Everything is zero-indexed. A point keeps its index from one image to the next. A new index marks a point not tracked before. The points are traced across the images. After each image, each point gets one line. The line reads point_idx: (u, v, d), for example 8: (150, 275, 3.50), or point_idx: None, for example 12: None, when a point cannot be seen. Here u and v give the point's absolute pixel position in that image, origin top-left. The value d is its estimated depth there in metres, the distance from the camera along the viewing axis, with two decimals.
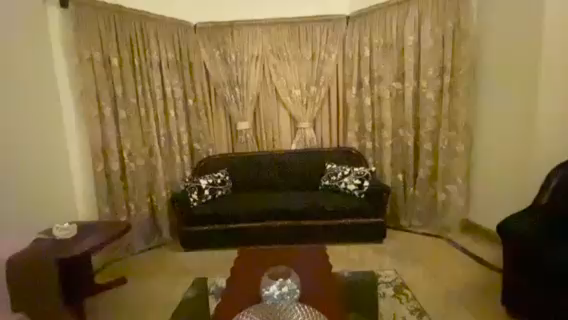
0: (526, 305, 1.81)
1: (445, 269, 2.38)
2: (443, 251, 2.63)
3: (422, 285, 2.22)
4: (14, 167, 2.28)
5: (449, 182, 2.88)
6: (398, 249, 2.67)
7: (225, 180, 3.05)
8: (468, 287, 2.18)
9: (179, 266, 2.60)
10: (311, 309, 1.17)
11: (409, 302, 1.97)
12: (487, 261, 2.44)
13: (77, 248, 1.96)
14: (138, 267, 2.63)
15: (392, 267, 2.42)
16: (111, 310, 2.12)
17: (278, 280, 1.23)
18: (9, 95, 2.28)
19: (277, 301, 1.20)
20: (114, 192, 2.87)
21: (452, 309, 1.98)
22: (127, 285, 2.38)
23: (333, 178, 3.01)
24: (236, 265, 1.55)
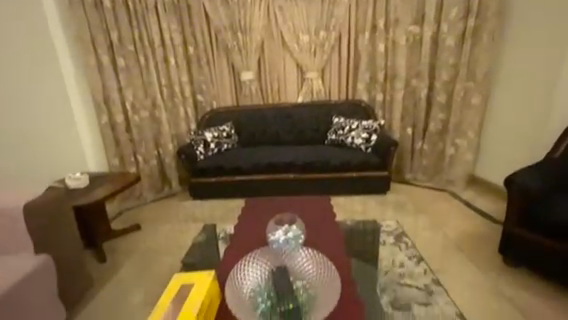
0: (521, 255, 1.87)
1: (446, 220, 2.44)
2: (446, 203, 2.67)
3: (422, 233, 2.30)
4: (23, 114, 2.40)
5: (460, 136, 2.82)
6: (401, 201, 2.73)
7: (230, 134, 3.03)
8: (466, 235, 2.27)
9: (189, 214, 2.72)
10: (315, 253, 1.18)
11: (408, 249, 2.08)
12: (488, 214, 2.50)
13: (91, 197, 2.21)
14: (150, 214, 2.78)
15: (393, 217, 2.51)
16: (128, 252, 2.30)
17: (284, 226, 1.26)
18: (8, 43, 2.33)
19: (283, 245, 1.22)
20: (121, 144, 2.94)
21: (446, 253, 2.10)
22: (141, 230, 2.55)
23: (340, 133, 2.95)
24: (244, 214, 1.59)
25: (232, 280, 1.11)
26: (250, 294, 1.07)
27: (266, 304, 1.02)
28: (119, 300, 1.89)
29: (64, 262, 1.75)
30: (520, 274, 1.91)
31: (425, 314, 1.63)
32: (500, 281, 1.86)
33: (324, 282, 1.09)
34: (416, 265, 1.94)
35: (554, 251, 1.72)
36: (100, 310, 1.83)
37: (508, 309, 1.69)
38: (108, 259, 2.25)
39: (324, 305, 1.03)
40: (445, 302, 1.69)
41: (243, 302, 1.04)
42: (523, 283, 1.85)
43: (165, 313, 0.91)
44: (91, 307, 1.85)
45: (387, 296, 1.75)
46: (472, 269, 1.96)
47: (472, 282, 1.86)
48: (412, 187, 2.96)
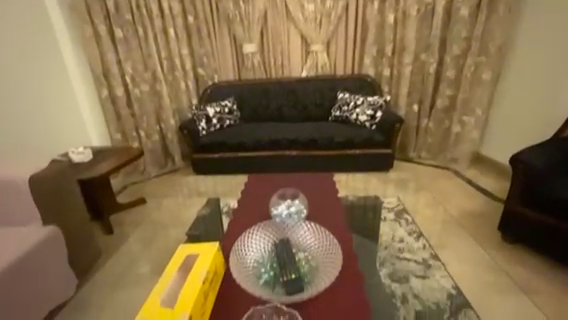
0: (520, 232, 1.88)
1: (448, 198, 2.46)
2: (448, 182, 2.67)
3: (423, 210, 2.33)
4: (27, 86, 2.36)
5: (467, 113, 2.76)
6: (404, 179, 2.73)
7: (233, 109, 2.98)
8: (466, 212, 2.29)
9: (193, 189, 2.75)
10: (318, 226, 1.21)
11: (408, 225, 2.12)
12: (490, 192, 2.50)
13: (95, 171, 2.23)
14: (154, 189, 2.81)
15: (395, 194, 2.52)
16: (135, 224, 2.36)
17: (287, 201, 1.28)
18: (8, 11, 2.24)
19: (286, 220, 1.25)
20: (122, 118, 2.92)
21: (446, 229, 2.13)
22: (145, 204, 2.60)
23: (344, 109, 2.90)
24: (246, 189, 1.61)
25: (235, 252, 1.13)
26: (254, 265, 1.08)
27: (270, 273, 1.03)
28: (126, 268, 1.96)
29: (71, 234, 1.80)
30: (517, 250, 1.94)
31: (423, 286, 1.67)
32: (497, 257, 1.90)
33: (325, 254, 1.12)
34: (415, 240, 1.98)
35: (554, 228, 1.75)
36: (109, 278, 1.90)
37: (503, 283, 1.73)
38: (115, 231, 2.31)
39: (326, 274, 1.03)
40: (442, 276, 1.73)
41: (246, 272, 1.05)
42: (520, 258, 1.88)
43: (172, 279, 0.93)
44: (100, 275, 1.93)
45: (386, 269, 1.81)
46: (470, 244, 1.99)
47: (469, 257, 1.90)
48: (415, 165, 2.94)
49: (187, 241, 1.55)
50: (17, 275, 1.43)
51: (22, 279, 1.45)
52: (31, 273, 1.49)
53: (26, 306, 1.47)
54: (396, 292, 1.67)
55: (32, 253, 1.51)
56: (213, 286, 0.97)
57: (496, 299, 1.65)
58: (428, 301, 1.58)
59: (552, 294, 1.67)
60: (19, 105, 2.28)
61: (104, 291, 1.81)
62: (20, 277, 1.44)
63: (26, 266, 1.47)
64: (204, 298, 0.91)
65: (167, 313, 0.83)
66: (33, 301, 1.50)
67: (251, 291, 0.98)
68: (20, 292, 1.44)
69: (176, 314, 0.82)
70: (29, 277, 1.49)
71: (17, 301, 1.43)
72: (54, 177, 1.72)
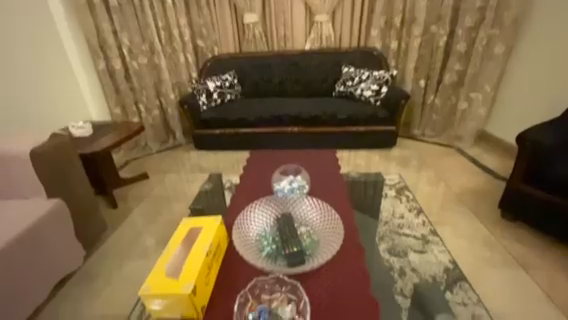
0: (520, 209, 1.90)
1: (450, 176, 2.45)
2: (451, 160, 2.65)
3: (424, 188, 2.33)
4: (25, 57, 2.30)
5: (475, 89, 2.67)
6: (406, 156, 2.71)
7: (233, 83, 2.90)
8: (467, 190, 2.30)
9: (195, 165, 2.74)
10: (320, 202, 1.21)
11: (409, 201, 2.14)
12: (493, 171, 2.48)
13: (95, 145, 2.21)
14: (156, 164, 2.81)
15: (397, 171, 2.51)
16: (138, 198, 2.39)
17: (289, 177, 1.26)
18: None
19: (288, 194, 1.25)
20: (121, 93, 2.86)
21: (447, 206, 2.14)
22: (148, 179, 2.61)
23: (349, 84, 2.81)
24: (248, 165, 1.59)
25: (238, 225, 1.13)
26: (256, 239, 1.09)
27: (272, 246, 1.04)
28: (131, 240, 2.00)
29: (76, 207, 1.83)
30: (516, 227, 1.96)
31: (420, 260, 1.72)
32: (495, 233, 1.92)
33: (327, 229, 1.12)
34: (415, 217, 2.01)
35: (554, 205, 1.76)
36: (114, 249, 1.95)
37: (500, 257, 1.76)
38: (120, 205, 2.34)
39: (327, 249, 1.04)
40: (440, 252, 1.76)
41: (249, 246, 1.06)
42: (518, 235, 1.90)
43: (176, 251, 0.95)
44: (106, 246, 1.98)
45: (386, 244, 1.84)
46: (470, 221, 2.01)
47: (467, 233, 1.93)
48: (419, 143, 2.90)
49: (190, 215, 1.55)
50: (22, 247, 1.45)
51: (28, 251, 1.48)
52: (37, 245, 1.52)
53: (35, 277, 1.51)
54: (394, 266, 1.70)
55: (36, 226, 1.52)
56: (217, 258, 0.99)
57: (491, 273, 1.68)
58: (425, 274, 1.62)
59: (547, 268, 1.70)
60: (19, 76, 2.24)
61: (112, 261, 1.86)
62: (26, 249, 1.47)
63: (31, 238, 1.49)
64: (208, 269, 0.93)
65: (173, 282, 0.85)
66: (41, 272, 1.54)
67: (253, 262, 0.99)
68: (27, 263, 1.47)
69: (181, 283, 0.84)
70: (36, 249, 1.51)
71: (25, 272, 1.47)
72: (54, 151, 1.71)
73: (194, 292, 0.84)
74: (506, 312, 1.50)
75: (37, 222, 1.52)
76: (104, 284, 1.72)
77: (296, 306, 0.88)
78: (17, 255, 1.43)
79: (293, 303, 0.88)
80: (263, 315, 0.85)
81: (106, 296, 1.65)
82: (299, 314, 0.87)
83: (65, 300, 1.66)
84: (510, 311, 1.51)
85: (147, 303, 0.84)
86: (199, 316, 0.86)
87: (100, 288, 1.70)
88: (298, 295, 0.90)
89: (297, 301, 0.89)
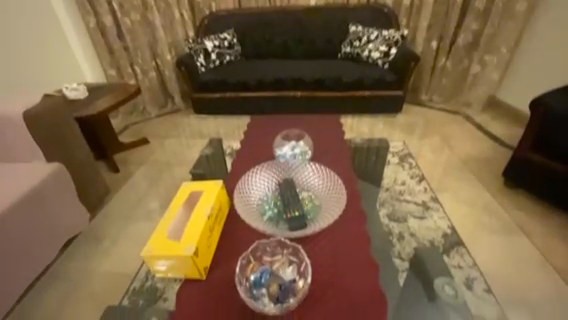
0: (524, 177, 1.88)
1: (456, 143, 2.39)
2: (458, 127, 2.57)
3: (428, 155, 2.29)
4: (9, 10, 2.15)
5: (490, 52, 2.52)
6: (412, 123, 2.63)
7: (233, 43, 2.74)
8: (471, 157, 2.26)
9: (196, 131, 2.69)
10: (322, 167, 1.19)
11: (412, 169, 2.13)
12: (500, 138, 2.41)
13: (91, 109, 2.14)
14: (155, 129, 2.76)
15: (401, 138, 2.46)
16: (139, 164, 2.38)
17: (291, 143, 1.25)
18: None
19: (290, 160, 1.23)
20: (115, 54, 2.71)
21: (449, 173, 2.12)
22: (148, 145, 2.58)
23: (356, 45, 2.64)
24: (250, 130, 1.55)
25: (238, 190, 1.12)
26: (258, 203, 1.08)
27: (273, 210, 1.03)
28: (135, 204, 2.02)
29: (78, 170, 1.83)
30: (518, 196, 1.95)
31: (419, 226, 1.76)
32: (497, 201, 1.92)
33: (329, 194, 1.11)
34: (417, 183, 2.01)
35: (552, 170, 1.76)
36: (118, 212, 1.98)
37: (499, 224, 1.78)
38: (121, 170, 2.34)
39: (329, 213, 1.03)
40: (440, 218, 1.80)
41: (251, 209, 1.05)
42: (519, 203, 1.90)
43: (177, 214, 0.94)
44: (110, 210, 2.00)
45: (386, 210, 1.86)
46: (471, 188, 2.01)
47: (468, 200, 1.93)
48: (426, 110, 2.80)
49: (191, 179, 1.54)
50: (23, 210, 1.45)
51: (29, 216, 1.48)
52: (37, 210, 1.52)
53: (40, 240, 1.53)
54: (393, 231, 1.73)
55: (34, 192, 1.51)
56: (218, 222, 0.98)
57: (488, 238, 1.71)
58: (423, 240, 1.68)
59: (546, 234, 1.72)
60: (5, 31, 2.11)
61: (117, 223, 1.90)
62: (26, 214, 1.47)
63: (31, 204, 1.49)
64: (210, 232, 0.93)
65: (174, 244, 0.85)
66: (45, 236, 1.56)
67: (255, 225, 0.99)
68: (29, 228, 1.48)
69: (183, 245, 0.84)
70: (36, 214, 1.51)
71: (29, 236, 1.48)
72: (47, 114, 1.67)
73: (196, 254, 0.84)
74: (500, 273, 1.56)
75: (34, 188, 1.51)
76: (110, 245, 1.77)
77: (297, 267, 0.88)
78: (17, 220, 1.43)
79: (295, 265, 0.88)
80: (264, 276, 0.85)
81: (112, 256, 1.71)
82: (300, 275, 0.86)
83: (74, 259, 1.72)
84: (506, 275, 1.55)
85: (151, 263, 0.86)
86: (202, 276, 0.88)
87: (106, 249, 1.75)
88: (299, 257, 0.90)
89: (299, 263, 0.89)
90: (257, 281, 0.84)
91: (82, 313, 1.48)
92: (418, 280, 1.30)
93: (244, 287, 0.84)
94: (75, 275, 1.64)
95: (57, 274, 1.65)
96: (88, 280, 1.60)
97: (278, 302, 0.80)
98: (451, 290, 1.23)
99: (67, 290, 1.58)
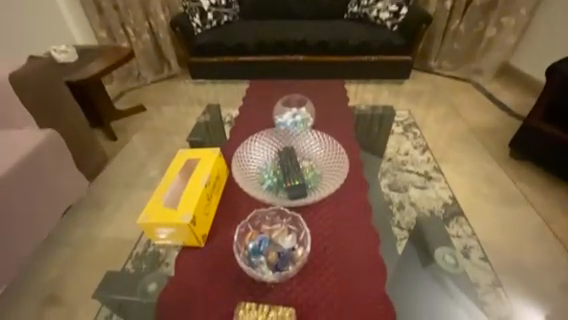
0: (531, 148, 1.83)
1: (462, 113, 2.31)
2: (467, 95, 2.46)
3: (434, 125, 2.21)
4: None
5: (509, 13, 2.33)
6: (418, 91, 2.51)
7: (231, 1, 2.54)
8: (478, 127, 2.19)
9: (194, 98, 2.60)
10: (325, 136, 1.14)
11: (416, 139, 2.09)
12: (510, 108, 2.31)
13: (82, 73, 2.03)
14: (151, 96, 2.66)
15: (407, 107, 2.37)
16: (137, 132, 2.32)
17: (292, 110, 1.19)
18: None
19: (290, 128, 1.17)
20: (105, 13, 2.52)
21: (454, 144, 2.06)
22: (145, 112, 2.50)
23: (363, 4, 2.47)
24: (249, 95, 1.48)
25: (236, 158, 1.08)
26: (257, 172, 1.04)
27: (273, 180, 1.00)
28: (134, 173, 2.01)
29: (73, 138, 1.79)
30: (522, 167, 1.91)
31: (420, 196, 1.76)
32: (500, 172, 1.88)
33: (331, 163, 1.07)
34: (421, 154, 1.98)
35: (558, 141, 1.72)
36: (117, 180, 1.97)
37: (499, 195, 1.76)
38: (119, 138, 2.29)
39: (330, 182, 1.00)
40: (441, 188, 1.79)
41: (249, 178, 1.02)
42: (523, 175, 1.86)
43: (172, 182, 0.91)
44: (109, 178, 1.99)
45: (387, 180, 1.85)
46: (475, 158, 1.96)
47: (471, 170, 1.89)
48: (435, 77, 2.66)
49: (189, 147, 1.50)
50: (17, 178, 1.43)
51: (25, 183, 1.46)
52: (33, 176, 1.50)
53: (38, 208, 1.51)
54: (393, 200, 1.73)
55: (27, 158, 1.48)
56: (216, 190, 0.96)
57: (489, 209, 1.70)
58: (423, 209, 1.69)
59: (546, 207, 1.70)
60: None
61: (118, 191, 1.90)
62: (22, 181, 1.45)
63: (25, 170, 1.46)
64: (207, 200, 0.90)
65: (171, 212, 0.83)
66: (43, 204, 1.54)
67: (253, 194, 0.97)
68: (27, 195, 1.47)
69: (179, 213, 0.82)
70: (32, 181, 1.50)
71: (27, 202, 1.47)
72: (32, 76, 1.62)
73: (193, 222, 0.83)
74: (499, 243, 1.57)
75: (27, 155, 1.48)
76: (111, 212, 1.78)
77: (296, 236, 0.87)
78: (12, 186, 1.41)
79: (294, 233, 0.87)
80: (263, 244, 0.84)
81: (114, 222, 1.72)
82: (299, 244, 0.85)
83: (76, 225, 1.74)
84: (502, 245, 1.56)
85: (148, 231, 0.84)
86: (200, 243, 0.87)
87: (107, 215, 1.76)
88: (298, 227, 0.89)
89: (298, 231, 0.88)
90: (256, 249, 0.84)
91: (88, 275, 1.52)
92: (416, 252, 1.30)
93: (242, 255, 0.84)
94: (78, 240, 1.67)
95: (61, 239, 1.68)
96: (91, 245, 1.63)
97: (277, 270, 0.80)
98: (452, 259, 1.22)
99: (71, 254, 1.61)
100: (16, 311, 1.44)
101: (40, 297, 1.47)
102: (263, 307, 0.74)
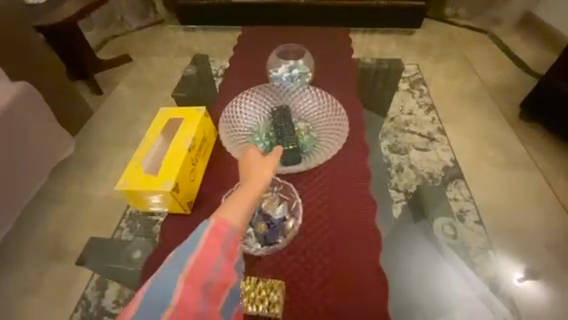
0: (543, 109, 1.73)
1: (474, 68, 2.13)
2: (480, 49, 2.24)
3: (442, 82, 2.04)
4: None
5: None
6: (429, 43, 2.28)
7: None
8: (488, 85, 2.03)
9: (183, 47, 2.36)
10: (323, 93, 1.02)
11: (421, 97, 1.97)
12: (525, 65, 2.12)
13: (56, 16, 1.81)
14: (137, 45, 2.42)
15: (415, 61, 2.17)
16: (123, 85, 2.16)
17: (288, 63, 1.07)
18: None
19: (285, 84, 1.06)
20: None
21: (462, 103, 1.92)
22: (131, 63, 2.29)
23: None
24: (240, 44, 1.31)
25: (225, 119, 0.97)
26: (248, 134, 0.96)
27: (266, 142, 0.92)
28: (122, 130, 1.90)
29: (53, 92, 1.67)
30: (530, 130, 1.81)
31: (420, 158, 1.70)
32: (506, 134, 1.78)
33: (329, 123, 0.97)
34: (425, 113, 1.89)
35: None
36: (105, 137, 1.87)
37: (502, 159, 1.69)
38: (105, 91, 2.13)
39: (327, 144, 0.93)
40: (443, 150, 1.72)
41: (239, 140, 0.93)
42: (529, 138, 1.78)
43: (153, 145, 0.82)
44: (97, 134, 1.89)
45: (387, 141, 1.77)
46: (482, 119, 1.85)
47: (477, 132, 1.79)
48: (449, 27, 2.40)
49: (176, 104, 1.41)
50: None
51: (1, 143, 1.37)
52: (10, 136, 1.40)
53: (26, 167, 1.46)
54: (393, 162, 1.68)
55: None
56: (203, 154, 0.88)
57: (491, 172, 1.64)
58: (422, 171, 1.64)
59: (547, 172, 1.66)
60: None
61: (107, 149, 1.82)
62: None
63: None
64: (192, 165, 0.82)
65: (150, 179, 0.76)
66: (30, 161, 1.48)
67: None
68: (9, 155, 1.40)
69: (160, 180, 0.75)
70: (9, 140, 1.40)
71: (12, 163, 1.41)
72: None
73: (176, 189, 0.76)
74: (498, 205, 1.54)
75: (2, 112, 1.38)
76: (101, 171, 1.72)
77: (288, 206, 0.83)
78: None
79: (285, 203, 0.83)
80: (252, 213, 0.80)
81: (105, 181, 1.68)
82: (290, 215, 0.82)
83: (65, 183, 1.68)
84: (500, 209, 1.53)
85: (129, 198, 0.78)
86: (186, 210, 0.82)
87: (98, 174, 1.71)
88: (290, 195, 0.85)
89: (289, 201, 0.84)
90: None
91: (81, 232, 1.50)
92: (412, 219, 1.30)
93: None
94: (69, 198, 1.63)
95: (50, 197, 1.64)
96: (83, 203, 1.60)
97: (266, 242, 0.78)
98: (451, 230, 1.25)
99: (62, 212, 1.58)
100: (13, 265, 1.43)
101: (34, 252, 1.46)
102: (252, 279, 0.75)
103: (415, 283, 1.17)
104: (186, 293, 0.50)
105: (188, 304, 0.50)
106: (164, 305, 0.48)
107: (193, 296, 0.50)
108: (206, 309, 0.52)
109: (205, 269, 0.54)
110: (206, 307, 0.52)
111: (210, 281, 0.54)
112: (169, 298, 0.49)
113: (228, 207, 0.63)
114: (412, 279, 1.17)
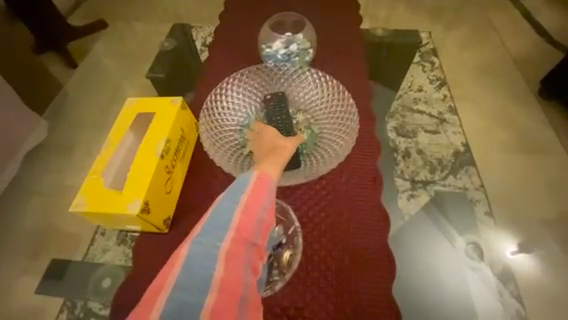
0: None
1: (490, 36, 1.89)
2: (498, 13, 1.99)
3: (454, 52, 1.83)
4: None
5: None
6: (442, 6, 2.02)
7: None
8: (506, 55, 1.81)
9: (163, 12, 2.07)
10: (327, 78, 0.85)
11: (433, 71, 1.77)
12: (547, 32, 1.89)
13: None
14: (111, 8, 2.12)
15: (426, 28, 1.93)
16: (99, 56, 1.92)
17: (285, 36, 0.88)
18: None
19: (281, 64, 0.88)
20: None
21: (475, 77, 1.73)
22: (105, 29, 2.02)
23: None
24: (227, 12, 1.10)
25: (206, 112, 0.81)
26: (235, 129, 0.79)
27: None
28: (99, 109, 1.71)
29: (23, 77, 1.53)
30: (549, 108, 1.63)
31: (429, 142, 1.56)
32: (523, 113, 1.62)
33: (333, 116, 0.81)
34: (435, 90, 1.71)
35: None
36: (81, 118, 1.69)
37: (517, 141, 1.54)
38: (79, 64, 1.89)
39: (332, 142, 0.78)
40: (455, 133, 1.57)
41: (225, 139, 0.78)
42: (548, 116, 1.61)
43: (117, 152, 0.69)
44: (72, 114, 1.70)
45: (394, 123, 1.61)
46: (497, 95, 1.67)
47: (491, 111, 1.62)
48: None
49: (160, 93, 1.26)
50: None
51: None
52: None
53: None
54: (399, 147, 1.54)
55: None
56: (181, 158, 0.74)
57: (505, 156, 1.50)
58: (431, 157, 1.51)
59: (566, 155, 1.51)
60: None
61: (84, 131, 1.64)
62: None
63: None
64: (167, 174, 0.69)
65: (115, 196, 0.63)
66: None
67: (226, 169, 0.73)
68: None
69: (126, 200, 0.62)
70: None
71: None
72: None
73: (145, 210, 0.63)
74: (510, 194, 1.41)
75: None
76: (80, 158, 1.56)
77: (284, 229, 0.72)
78: None
79: (281, 225, 0.72)
80: None
81: (84, 168, 1.53)
82: (288, 239, 0.71)
83: (41, 171, 1.54)
84: (513, 196, 1.40)
85: (91, 219, 0.65)
86: (163, 229, 0.70)
87: (75, 160, 1.56)
88: (287, 216, 0.73)
89: (286, 222, 0.73)
90: None
91: (63, 224, 1.40)
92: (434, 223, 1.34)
93: None
94: (44, 188, 1.49)
95: (25, 186, 1.50)
96: (62, 193, 1.48)
97: None
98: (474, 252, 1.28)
99: (40, 202, 1.46)
100: None
101: (15, 246, 1.37)
102: None
103: (431, 283, 1.19)
104: (243, 222, 0.48)
105: (245, 232, 0.47)
106: (223, 229, 0.45)
107: (248, 225, 0.48)
108: (258, 240, 0.48)
109: (258, 204, 0.51)
110: (258, 239, 0.48)
111: (261, 217, 0.50)
112: (227, 222, 0.46)
113: (268, 158, 0.59)
114: (429, 281, 1.18)
